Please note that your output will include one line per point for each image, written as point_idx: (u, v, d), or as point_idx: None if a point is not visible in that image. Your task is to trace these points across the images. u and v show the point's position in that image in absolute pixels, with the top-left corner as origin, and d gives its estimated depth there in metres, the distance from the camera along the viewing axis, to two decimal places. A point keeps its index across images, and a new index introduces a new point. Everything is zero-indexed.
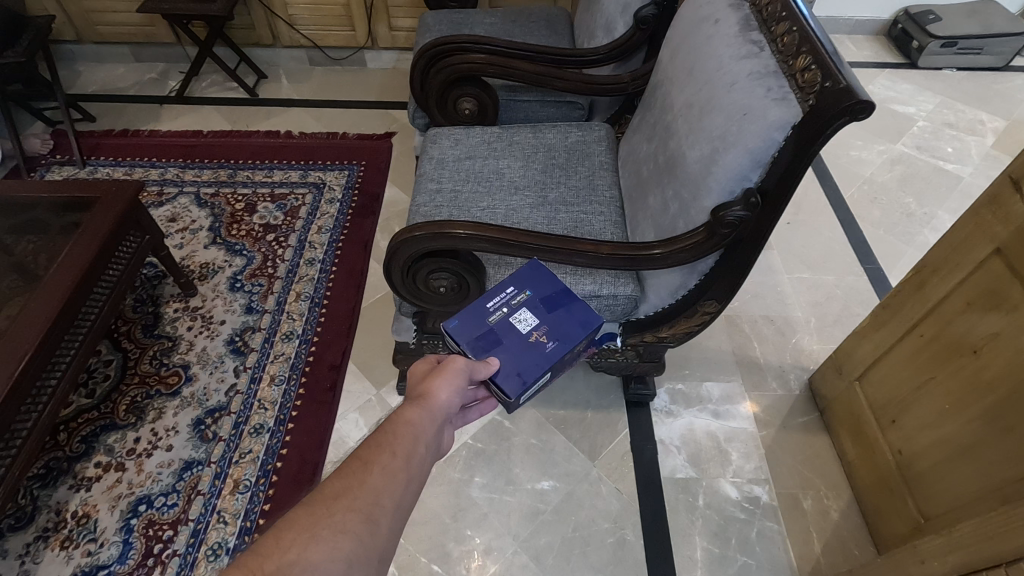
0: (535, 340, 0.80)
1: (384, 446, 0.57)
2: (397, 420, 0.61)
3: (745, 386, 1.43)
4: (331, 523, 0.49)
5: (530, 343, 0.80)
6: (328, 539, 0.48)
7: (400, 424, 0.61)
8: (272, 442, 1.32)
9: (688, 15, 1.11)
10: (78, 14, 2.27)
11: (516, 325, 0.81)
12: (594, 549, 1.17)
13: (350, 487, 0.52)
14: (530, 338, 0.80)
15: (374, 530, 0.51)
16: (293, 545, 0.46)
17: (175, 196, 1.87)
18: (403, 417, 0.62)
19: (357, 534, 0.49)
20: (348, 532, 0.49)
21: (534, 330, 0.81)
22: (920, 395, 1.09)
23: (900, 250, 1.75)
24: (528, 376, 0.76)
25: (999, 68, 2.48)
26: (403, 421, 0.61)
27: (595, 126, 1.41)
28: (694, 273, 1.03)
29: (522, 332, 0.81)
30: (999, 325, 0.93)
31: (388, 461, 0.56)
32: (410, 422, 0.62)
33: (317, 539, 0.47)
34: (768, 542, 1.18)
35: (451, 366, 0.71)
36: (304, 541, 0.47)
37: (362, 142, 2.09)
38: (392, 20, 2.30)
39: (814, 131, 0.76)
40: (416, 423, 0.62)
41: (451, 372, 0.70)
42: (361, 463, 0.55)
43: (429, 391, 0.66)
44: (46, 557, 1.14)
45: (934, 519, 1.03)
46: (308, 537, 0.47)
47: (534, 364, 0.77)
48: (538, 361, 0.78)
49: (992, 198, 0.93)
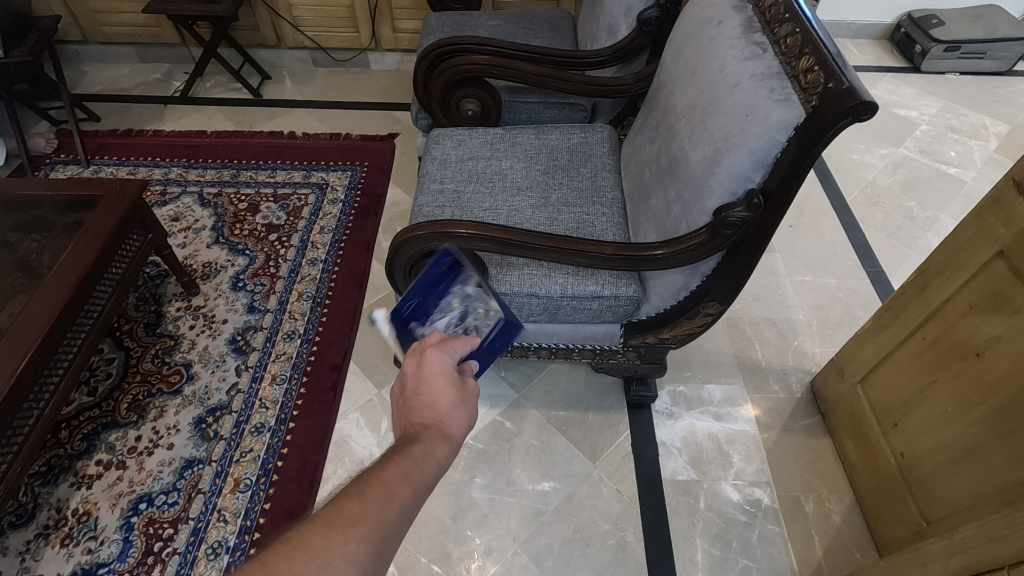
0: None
1: (406, 478, 0.55)
2: (426, 454, 0.58)
3: (747, 389, 1.43)
4: (344, 553, 0.46)
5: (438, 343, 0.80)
6: (337, 570, 0.45)
7: (428, 459, 0.58)
8: (272, 441, 1.32)
9: (691, 16, 1.11)
10: (84, 14, 2.29)
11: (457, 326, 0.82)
12: (595, 551, 1.17)
13: (366, 517, 0.50)
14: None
15: (380, 566, 0.48)
16: (304, 572, 0.44)
17: (178, 196, 1.88)
18: (429, 452, 0.59)
19: (366, 569, 0.47)
20: (357, 566, 0.46)
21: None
22: (921, 398, 1.08)
23: (903, 254, 1.75)
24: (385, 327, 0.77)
25: (1003, 72, 2.48)
26: (433, 459, 0.58)
27: (598, 127, 1.42)
28: (696, 274, 1.03)
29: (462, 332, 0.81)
30: (1002, 329, 0.92)
31: (406, 496, 0.53)
32: (437, 461, 0.59)
33: (328, 568, 0.45)
34: (768, 545, 1.18)
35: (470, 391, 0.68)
36: (314, 568, 0.44)
37: (366, 143, 2.10)
38: (396, 21, 2.31)
39: (817, 131, 0.76)
40: (441, 463, 0.59)
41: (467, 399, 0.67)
42: (384, 491, 0.52)
43: (450, 424, 0.64)
44: (46, 554, 1.14)
45: (936, 522, 1.02)
46: (319, 566, 0.44)
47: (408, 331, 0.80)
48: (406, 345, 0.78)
49: (995, 200, 0.93)
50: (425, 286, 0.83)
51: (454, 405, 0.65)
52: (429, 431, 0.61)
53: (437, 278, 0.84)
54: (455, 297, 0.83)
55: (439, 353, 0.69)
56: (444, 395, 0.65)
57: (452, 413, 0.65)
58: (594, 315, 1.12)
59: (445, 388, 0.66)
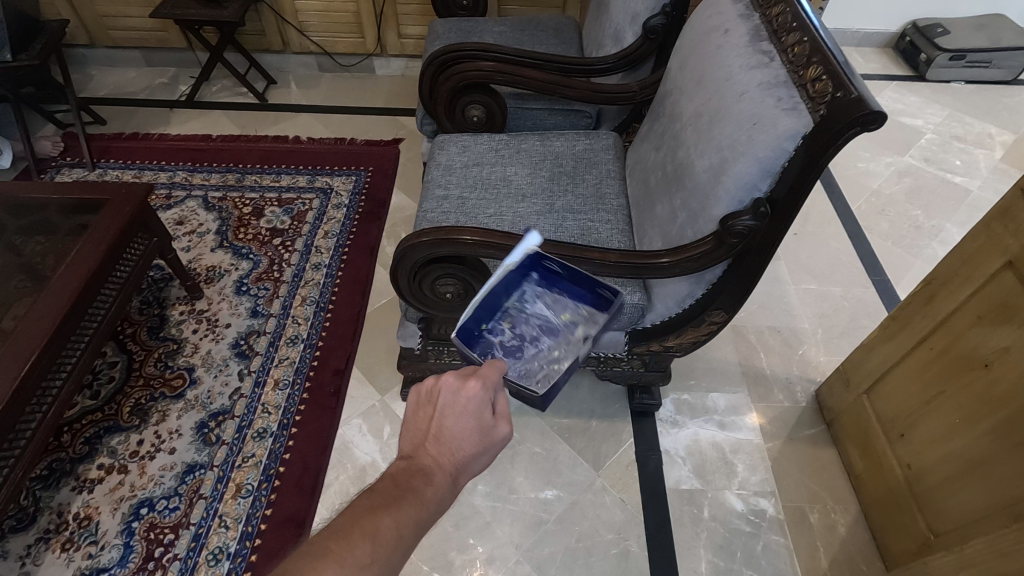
0: (506, 307, 0.85)
1: (413, 521, 0.53)
2: (429, 500, 0.56)
3: (751, 398, 1.42)
4: None
5: (522, 304, 0.86)
6: None
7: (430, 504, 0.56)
8: (275, 446, 1.32)
9: (698, 24, 1.11)
10: (92, 19, 2.30)
11: (533, 317, 0.85)
12: (597, 559, 1.16)
13: (375, 560, 0.48)
14: (504, 318, 0.85)
15: None
16: None
17: (183, 199, 1.88)
18: (437, 495, 0.57)
19: None
20: None
21: (488, 327, 0.84)
22: (930, 408, 1.07)
23: (908, 263, 1.74)
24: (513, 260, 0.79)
25: (1008, 81, 2.48)
26: (434, 504, 0.56)
27: (603, 134, 1.41)
28: (702, 282, 1.03)
29: (531, 321, 0.84)
30: (1010, 339, 0.91)
31: (411, 542, 0.52)
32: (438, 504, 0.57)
33: None
34: (773, 556, 1.16)
35: (495, 437, 0.62)
36: None
37: (370, 148, 2.10)
38: (402, 27, 2.32)
39: (825, 141, 0.76)
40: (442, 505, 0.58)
41: (491, 445, 0.62)
42: (393, 536, 0.51)
43: (463, 466, 0.60)
44: (46, 559, 1.14)
45: (945, 534, 1.01)
46: None
47: (528, 268, 0.85)
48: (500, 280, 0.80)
49: (1003, 210, 0.93)
50: (581, 276, 0.85)
51: (475, 449, 0.61)
52: (436, 471, 0.58)
53: (590, 294, 0.86)
54: (574, 311, 0.86)
55: (472, 389, 0.62)
56: (467, 436, 0.61)
57: (472, 457, 0.61)
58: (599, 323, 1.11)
59: (467, 424, 0.61)
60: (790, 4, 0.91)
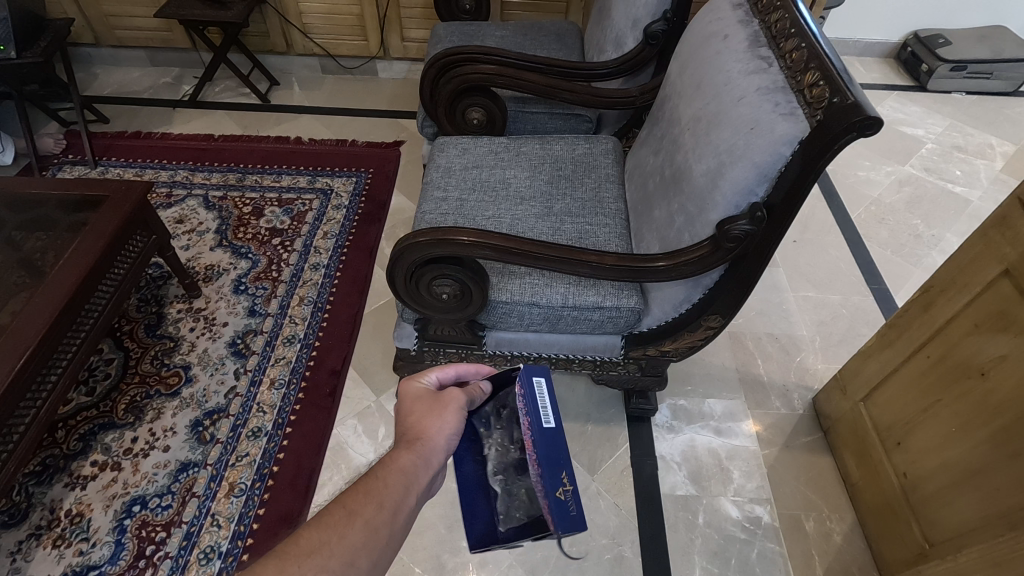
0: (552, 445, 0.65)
1: (371, 496, 0.55)
2: (388, 466, 0.58)
3: (747, 404, 1.41)
4: None
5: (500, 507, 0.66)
6: None
7: (392, 470, 0.58)
8: (269, 446, 1.31)
9: (699, 29, 1.11)
10: (97, 18, 2.32)
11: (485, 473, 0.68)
12: (590, 565, 1.15)
13: (325, 545, 0.50)
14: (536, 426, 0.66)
15: None
16: None
17: (183, 198, 1.89)
18: (396, 463, 0.59)
19: None
20: None
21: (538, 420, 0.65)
22: (926, 417, 1.07)
23: (908, 272, 1.74)
24: (538, 448, 0.63)
25: (1010, 92, 2.48)
26: (396, 468, 0.58)
27: (602, 138, 1.42)
28: (698, 287, 1.03)
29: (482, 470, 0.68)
30: (1007, 348, 0.91)
31: (372, 516, 0.54)
32: (404, 470, 0.58)
33: None
34: (768, 564, 1.16)
35: (448, 400, 0.67)
36: None
37: (371, 150, 2.11)
38: (405, 30, 2.33)
39: (821, 146, 0.76)
40: (410, 470, 0.59)
41: (445, 406, 0.66)
42: (345, 515, 0.53)
43: (425, 432, 0.63)
44: (36, 555, 1.13)
45: (940, 544, 1.01)
46: None
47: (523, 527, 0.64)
48: (551, 428, 0.65)
49: (1001, 219, 0.93)
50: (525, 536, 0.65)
51: (428, 411, 0.65)
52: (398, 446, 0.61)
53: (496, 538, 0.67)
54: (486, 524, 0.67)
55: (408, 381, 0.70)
56: (415, 406, 0.66)
57: (427, 420, 0.64)
58: (594, 326, 1.11)
59: (416, 404, 0.66)
60: (788, 10, 0.91)
